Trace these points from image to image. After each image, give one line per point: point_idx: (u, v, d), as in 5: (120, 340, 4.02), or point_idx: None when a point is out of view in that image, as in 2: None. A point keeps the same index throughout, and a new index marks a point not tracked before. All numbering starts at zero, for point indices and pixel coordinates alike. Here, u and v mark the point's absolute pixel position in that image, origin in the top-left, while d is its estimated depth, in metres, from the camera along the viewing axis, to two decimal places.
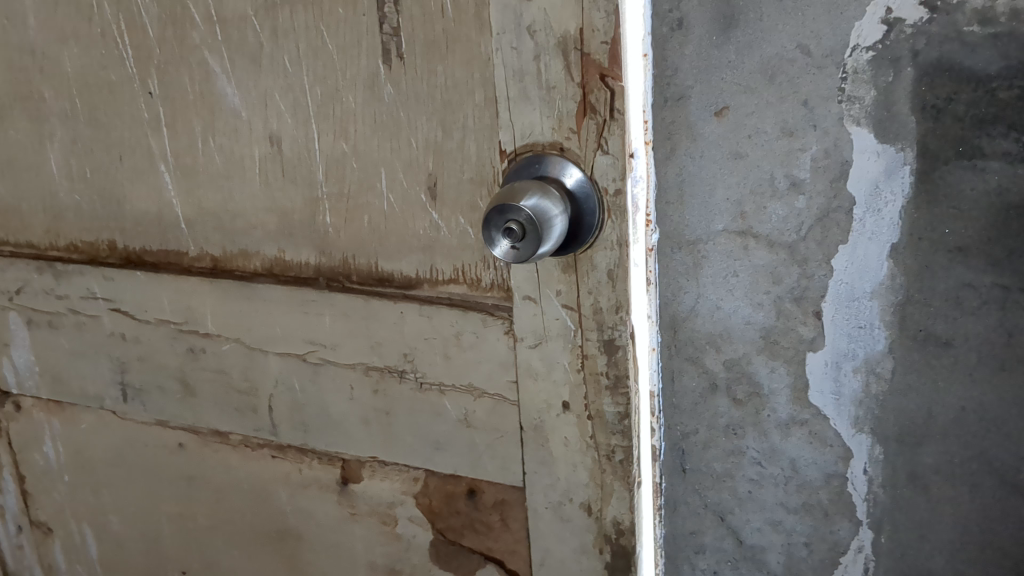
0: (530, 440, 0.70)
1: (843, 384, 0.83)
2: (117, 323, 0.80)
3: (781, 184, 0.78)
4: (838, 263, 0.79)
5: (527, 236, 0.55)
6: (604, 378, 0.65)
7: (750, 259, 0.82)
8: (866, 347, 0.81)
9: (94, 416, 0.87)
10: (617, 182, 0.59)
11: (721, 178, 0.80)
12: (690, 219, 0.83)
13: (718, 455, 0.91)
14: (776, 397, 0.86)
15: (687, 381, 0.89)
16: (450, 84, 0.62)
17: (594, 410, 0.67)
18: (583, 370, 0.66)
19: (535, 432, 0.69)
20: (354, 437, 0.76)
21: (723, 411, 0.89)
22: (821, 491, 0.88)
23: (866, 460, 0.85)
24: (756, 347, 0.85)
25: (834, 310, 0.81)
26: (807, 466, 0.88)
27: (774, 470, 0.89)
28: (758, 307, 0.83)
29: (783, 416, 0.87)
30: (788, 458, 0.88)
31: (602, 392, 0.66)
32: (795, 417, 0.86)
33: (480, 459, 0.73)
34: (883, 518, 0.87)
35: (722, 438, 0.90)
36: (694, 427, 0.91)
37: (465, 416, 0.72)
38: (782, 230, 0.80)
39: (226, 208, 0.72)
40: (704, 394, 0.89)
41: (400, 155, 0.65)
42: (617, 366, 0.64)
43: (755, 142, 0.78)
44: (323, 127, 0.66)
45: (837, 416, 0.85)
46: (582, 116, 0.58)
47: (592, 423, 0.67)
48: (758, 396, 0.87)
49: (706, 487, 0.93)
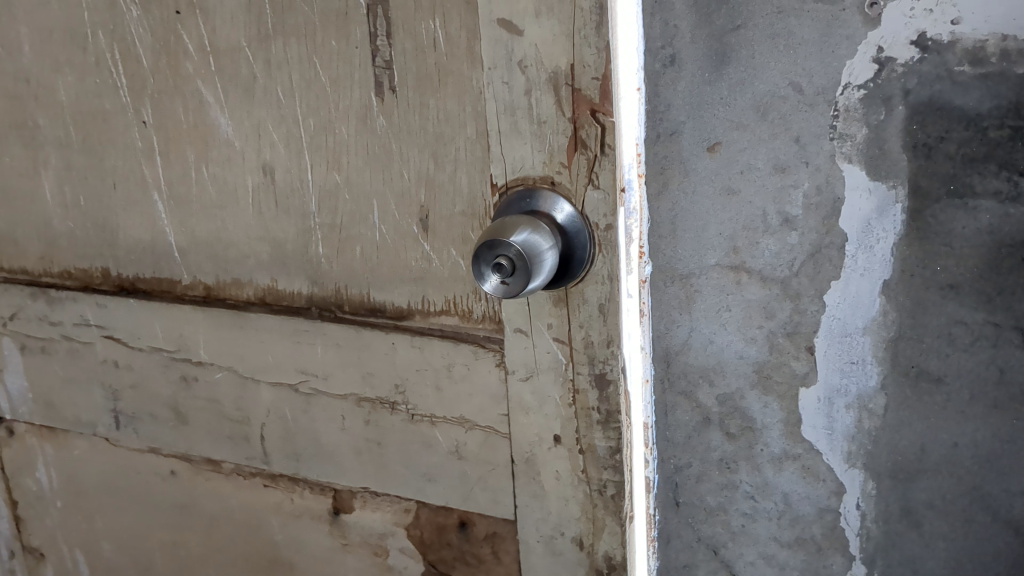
0: (521, 472, 0.70)
1: (836, 419, 0.83)
2: (109, 350, 0.80)
3: (773, 220, 0.79)
4: (830, 299, 0.79)
5: (513, 268, 0.55)
6: (595, 412, 0.65)
7: (743, 294, 0.82)
8: (859, 383, 0.81)
9: (86, 441, 0.87)
10: (608, 217, 0.59)
11: (713, 212, 0.80)
12: (682, 253, 0.83)
13: (711, 489, 0.90)
14: (769, 431, 0.86)
15: (681, 415, 0.89)
16: (442, 117, 0.63)
17: (586, 444, 0.67)
18: (574, 404, 0.66)
19: (526, 465, 0.70)
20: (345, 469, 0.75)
21: (716, 445, 0.88)
22: (814, 526, 0.88)
23: (859, 495, 0.84)
24: (749, 382, 0.85)
25: (827, 345, 0.81)
26: (800, 500, 0.87)
27: (767, 504, 0.88)
28: (751, 342, 0.83)
29: (775, 450, 0.86)
30: (781, 492, 0.88)
31: (593, 426, 0.66)
32: (788, 451, 0.86)
33: (472, 490, 0.72)
34: (877, 554, 0.86)
35: (715, 473, 0.90)
36: (687, 461, 0.90)
37: (457, 448, 0.72)
38: (774, 266, 0.80)
39: (219, 237, 0.73)
40: (698, 427, 0.89)
41: (393, 186, 0.66)
42: (609, 401, 0.65)
43: (747, 178, 0.78)
44: (316, 158, 0.67)
45: (830, 451, 0.84)
46: (572, 151, 0.59)
47: (583, 456, 0.67)
48: (751, 431, 0.87)
49: (699, 521, 0.92)
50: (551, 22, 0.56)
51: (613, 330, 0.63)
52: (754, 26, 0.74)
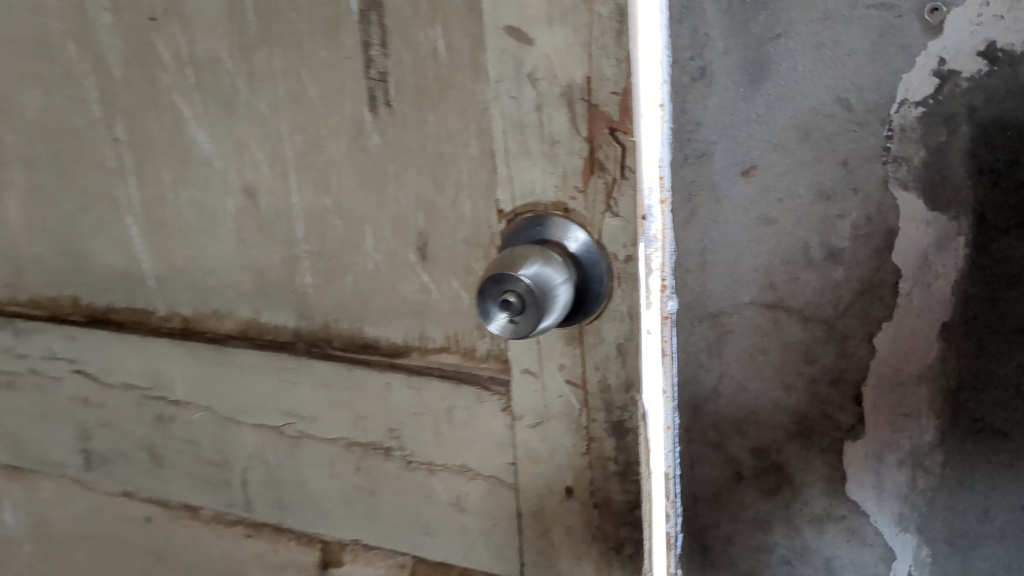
0: (528, 528, 0.63)
1: (886, 477, 0.75)
2: (80, 386, 0.75)
3: (816, 253, 0.72)
4: (881, 342, 0.72)
5: (525, 305, 0.48)
6: (612, 463, 0.59)
7: (780, 336, 0.75)
8: (912, 438, 0.74)
9: (61, 484, 0.82)
10: (628, 248, 0.52)
11: (748, 245, 0.74)
12: (712, 290, 0.76)
13: (743, 554, 0.82)
14: (810, 490, 0.78)
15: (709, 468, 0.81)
16: (444, 134, 0.56)
17: (601, 497, 0.60)
18: (589, 454, 0.59)
19: (533, 519, 0.63)
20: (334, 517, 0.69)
21: (751, 503, 0.80)
22: None
23: (911, 562, 0.77)
24: (787, 435, 0.78)
25: (876, 394, 0.74)
26: (845, 566, 0.79)
27: (806, 570, 0.80)
28: (790, 390, 0.76)
29: (816, 510, 0.78)
30: (822, 557, 0.79)
31: (610, 478, 0.59)
32: (829, 513, 0.77)
33: (473, 545, 0.65)
34: None
35: (750, 534, 0.81)
36: (716, 520, 0.82)
37: (456, 500, 0.65)
38: (817, 304, 0.73)
39: (198, 265, 0.67)
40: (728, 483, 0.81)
41: (388, 211, 0.60)
42: (628, 451, 0.58)
43: (786, 206, 0.72)
44: (304, 179, 0.61)
45: (878, 514, 0.76)
46: (589, 174, 0.52)
47: (598, 511, 0.60)
48: (789, 487, 0.79)
49: None
50: (565, 29, 0.49)
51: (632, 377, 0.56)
52: (797, 36, 0.68)
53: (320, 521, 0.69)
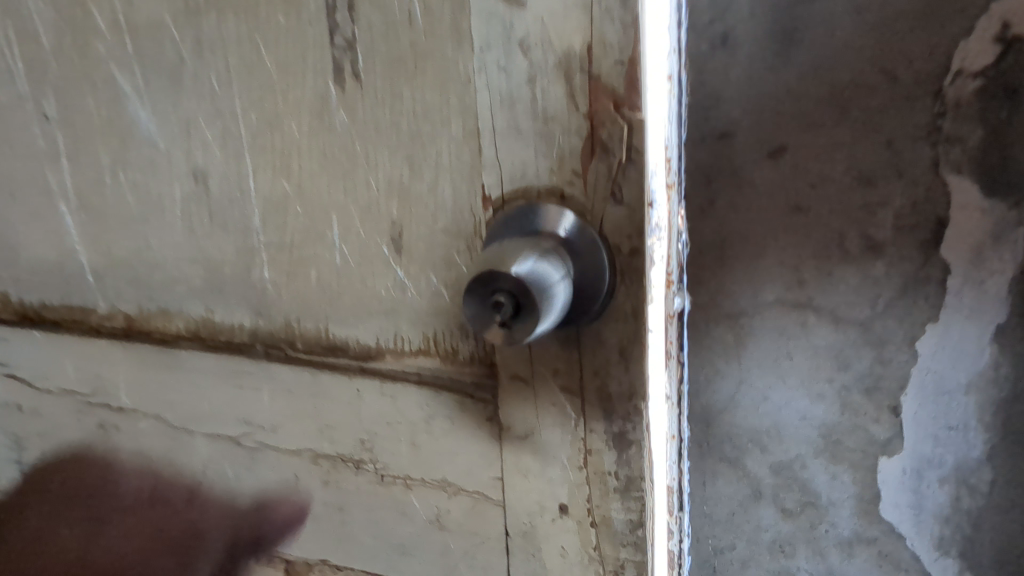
0: (518, 548, 0.57)
1: (925, 496, 0.71)
2: (14, 391, 0.72)
3: (853, 247, 0.66)
4: (924, 347, 0.67)
5: (530, 307, 0.40)
6: (612, 479, 0.51)
7: (808, 338, 0.70)
8: (957, 453, 0.68)
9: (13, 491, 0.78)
10: (634, 240, 0.44)
11: (772, 234, 0.69)
12: (733, 286, 0.72)
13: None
14: (837, 510, 0.75)
15: (725, 486, 0.79)
16: (421, 111, 0.48)
17: (599, 516, 0.53)
18: (585, 468, 0.52)
19: (523, 539, 0.57)
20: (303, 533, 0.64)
21: (769, 524, 0.79)
22: None
23: None
24: (813, 449, 0.74)
25: (917, 403, 0.69)
26: None
27: None
28: (818, 399, 0.72)
29: (843, 532, 0.75)
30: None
31: (609, 494, 0.52)
32: (859, 534, 0.75)
33: (464, 557, 0.60)
34: None
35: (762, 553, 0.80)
36: (729, 543, 0.82)
37: (437, 515, 0.59)
38: (852, 303, 0.68)
39: (143, 256, 0.60)
40: (746, 501, 0.79)
41: (356, 198, 0.52)
42: (629, 466, 0.50)
43: (819, 192, 0.66)
44: (260, 162, 0.53)
45: (915, 535, 0.72)
46: (588, 156, 0.44)
47: (596, 530, 0.53)
48: (813, 508, 0.76)
49: None
50: None
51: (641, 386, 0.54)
52: None
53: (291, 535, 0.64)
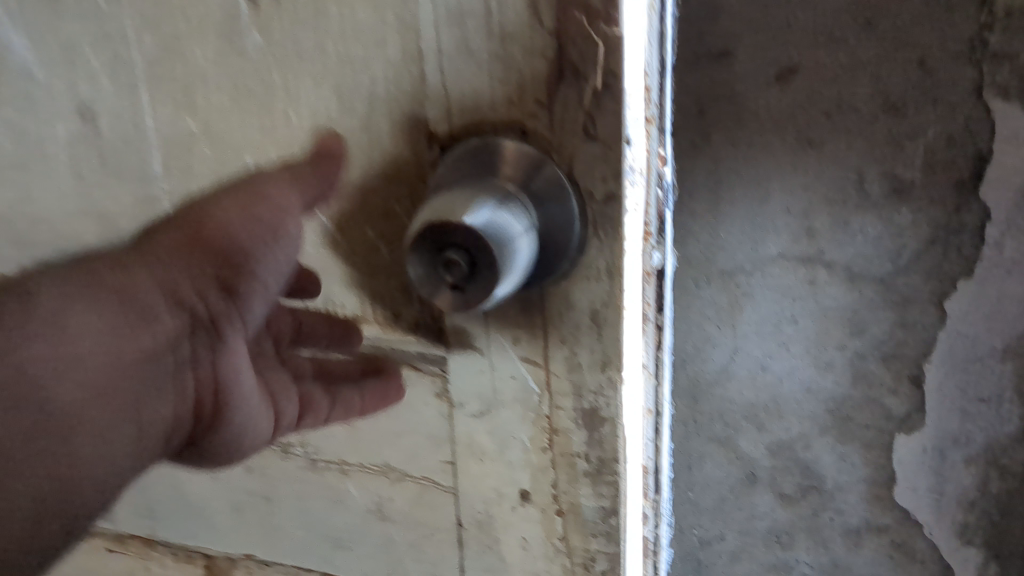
0: (472, 538, 0.48)
1: (947, 477, 0.65)
2: None
3: (873, 189, 0.56)
4: (954, 307, 0.59)
5: (489, 269, 0.28)
6: (583, 462, 0.41)
7: (817, 298, 0.60)
8: (986, 428, 0.62)
9: None
10: (610, 183, 0.32)
11: (777, 173, 0.57)
12: (726, 241, 0.61)
13: (753, 570, 0.75)
14: (844, 494, 0.68)
15: (715, 467, 0.70)
16: (350, 30, 0.32)
17: (566, 503, 0.43)
18: (551, 450, 0.41)
19: (477, 529, 0.47)
20: (223, 527, 0.56)
21: (765, 511, 0.71)
22: None
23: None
24: (818, 427, 0.65)
25: (942, 375, 0.61)
26: None
27: None
28: (826, 369, 0.63)
29: (851, 521, 0.69)
30: None
31: (578, 480, 0.42)
32: (870, 523, 0.68)
33: (417, 543, 0.51)
34: None
35: (758, 542, 0.73)
36: (715, 534, 0.74)
37: (376, 501, 0.50)
38: (866, 259, 0.58)
39: (17, 210, 0.45)
40: (737, 487, 0.71)
41: (274, 136, 0.37)
42: (602, 446, 0.40)
43: (835, 126, 0.55)
44: (158, 94, 0.37)
45: (933, 523, 0.67)
46: (554, 84, 0.31)
47: (564, 518, 0.44)
48: (815, 492, 0.68)
49: None
50: None
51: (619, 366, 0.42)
52: None
53: (212, 531, 0.56)
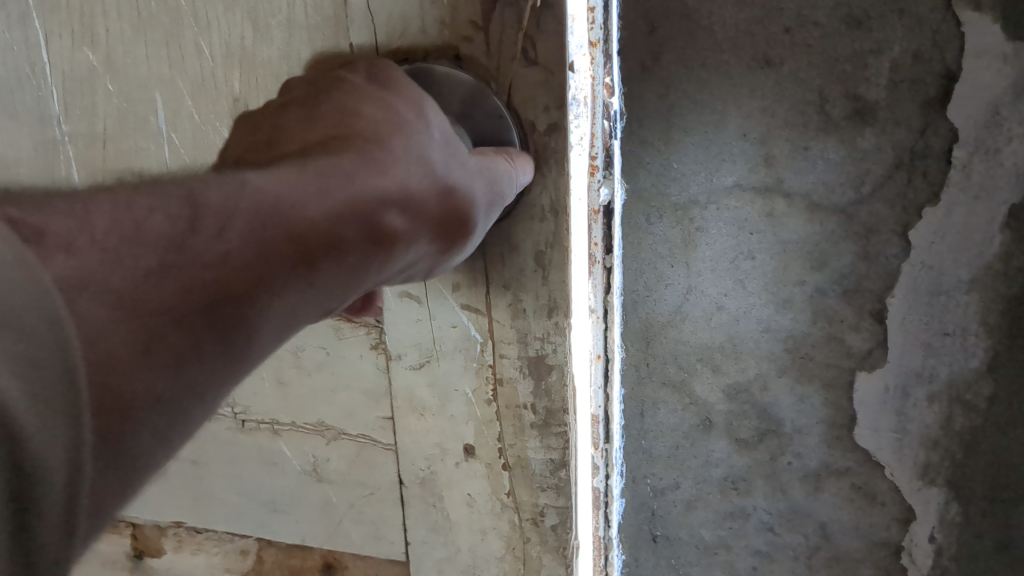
0: (413, 500, 0.38)
1: (910, 418, 0.58)
2: None
3: (834, 109, 0.50)
4: (919, 234, 0.52)
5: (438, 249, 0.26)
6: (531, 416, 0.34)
7: (775, 233, 0.55)
8: (952, 361, 0.55)
9: None
10: (552, 111, 0.28)
11: (729, 96, 0.52)
12: (679, 168, 0.55)
13: (708, 520, 0.67)
14: (803, 437, 0.61)
15: (666, 411, 0.64)
16: None
17: (514, 459, 0.35)
18: (495, 402, 0.34)
19: (421, 489, 0.37)
20: (147, 490, 0.43)
21: (720, 458, 0.64)
22: (863, 567, 0.64)
23: (933, 522, 0.61)
24: (776, 365, 0.59)
25: (907, 308, 0.54)
26: (844, 533, 0.64)
27: (793, 540, 0.65)
28: (785, 305, 0.57)
29: (810, 464, 0.62)
30: (817, 523, 0.64)
31: (525, 432, 0.34)
32: (829, 466, 0.61)
33: (334, 529, 0.40)
34: None
35: (712, 493, 0.65)
36: (671, 482, 0.66)
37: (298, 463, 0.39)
38: (827, 184, 0.53)
39: None
40: (691, 433, 0.64)
41: (186, 71, 0.31)
42: (550, 394, 0.33)
43: (795, 43, 0.50)
44: (52, 25, 0.31)
45: (897, 463, 0.60)
46: (488, 5, 0.27)
47: (512, 475, 0.35)
48: (774, 434, 0.62)
49: (687, 563, 0.70)
50: None
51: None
52: None
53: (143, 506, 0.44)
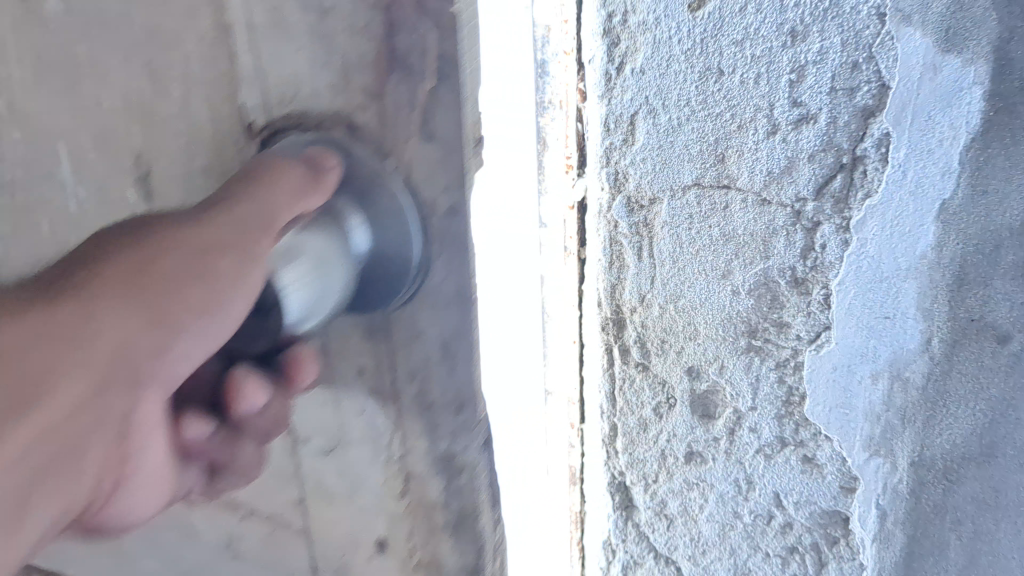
0: None
1: (855, 393, 0.56)
2: None
3: (783, 114, 0.51)
4: (859, 227, 0.52)
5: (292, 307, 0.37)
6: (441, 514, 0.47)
7: (730, 222, 0.54)
8: (892, 345, 0.54)
9: None
10: None
11: (683, 96, 0.52)
12: (644, 165, 0.55)
13: (675, 488, 0.66)
14: (759, 414, 0.60)
15: (637, 392, 0.63)
16: None
17: None
18: None
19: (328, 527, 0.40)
20: None
21: (684, 434, 0.63)
22: (815, 534, 0.62)
23: (878, 490, 0.59)
24: (732, 348, 0.58)
25: (851, 293, 0.54)
26: (796, 502, 0.61)
27: (752, 505, 0.63)
28: (739, 293, 0.56)
29: (766, 437, 0.60)
30: (771, 491, 0.62)
31: None
32: (783, 438, 0.60)
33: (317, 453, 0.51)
34: (896, 563, 0.61)
35: (677, 465, 0.65)
36: (642, 456, 0.66)
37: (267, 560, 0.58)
38: (776, 183, 0.52)
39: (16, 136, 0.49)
40: (658, 411, 0.63)
41: None
42: None
43: (743, 51, 0.50)
44: None
45: (842, 437, 0.58)
46: None
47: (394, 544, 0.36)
48: (732, 412, 0.61)
49: (659, 529, 0.68)
50: None
51: (462, 436, 0.45)
52: None
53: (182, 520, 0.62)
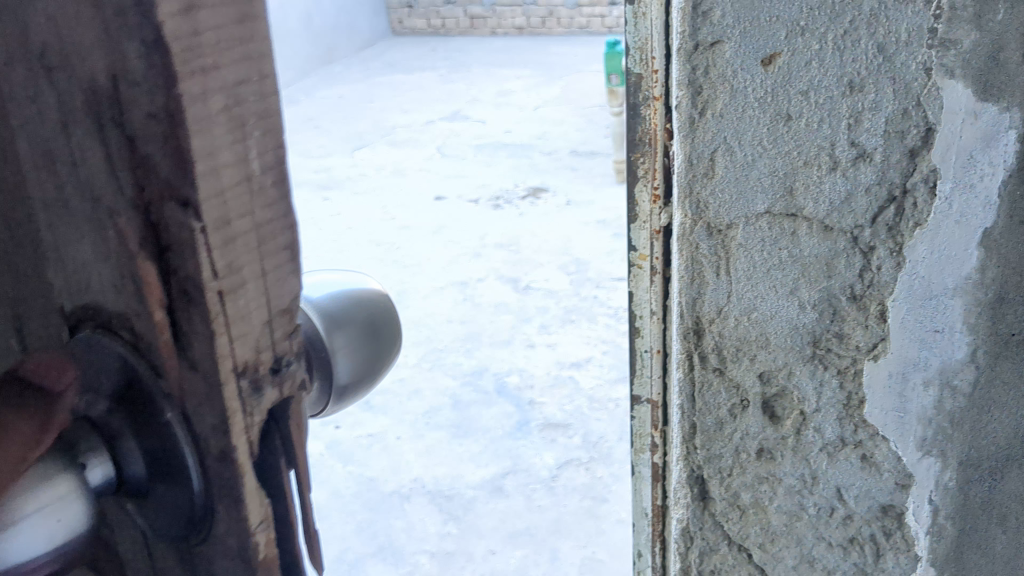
0: None
1: (909, 399, 0.63)
2: None
3: (843, 153, 0.58)
4: (913, 249, 0.59)
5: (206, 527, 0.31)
6: None
7: (798, 246, 0.61)
8: (941, 356, 0.61)
9: None
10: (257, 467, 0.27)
11: (757, 136, 0.59)
12: (725, 195, 0.62)
13: (747, 483, 0.69)
14: (824, 415, 0.65)
15: (712, 395, 0.67)
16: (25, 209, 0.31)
17: None
18: None
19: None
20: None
21: (758, 432, 0.67)
22: (874, 525, 0.67)
23: (931, 488, 0.65)
24: (800, 355, 0.64)
25: (905, 310, 0.61)
26: (857, 496, 0.67)
27: (817, 499, 0.67)
28: (807, 306, 0.62)
29: (829, 437, 0.66)
30: (834, 486, 0.67)
31: None
32: (845, 438, 0.65)
33: None
34: (949, 557, 0.66)
35: (749, 461, 0.68)
36: (719, 452, 0.69)
37: None
38: (838, 211, 0.59)
39: None
40: (734, 412, 0.67)
41: None
42: None
43: (810, 100, 0.57)
44: None
45: (897, 438, 0.64)
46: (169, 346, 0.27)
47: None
48: (800, 413, 0.66)
49: (731, 519, 0.71)
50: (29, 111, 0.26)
51: None
52: None
53: None
